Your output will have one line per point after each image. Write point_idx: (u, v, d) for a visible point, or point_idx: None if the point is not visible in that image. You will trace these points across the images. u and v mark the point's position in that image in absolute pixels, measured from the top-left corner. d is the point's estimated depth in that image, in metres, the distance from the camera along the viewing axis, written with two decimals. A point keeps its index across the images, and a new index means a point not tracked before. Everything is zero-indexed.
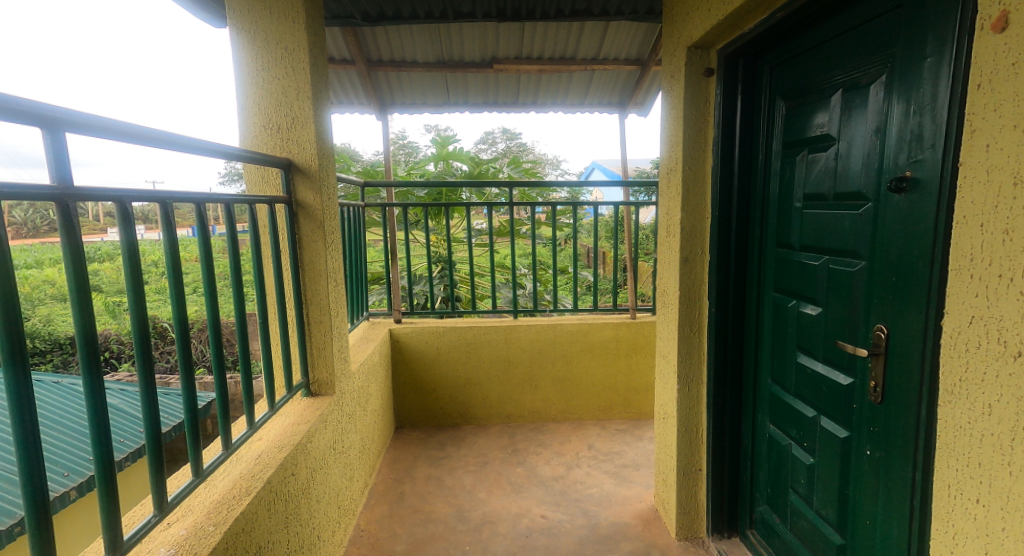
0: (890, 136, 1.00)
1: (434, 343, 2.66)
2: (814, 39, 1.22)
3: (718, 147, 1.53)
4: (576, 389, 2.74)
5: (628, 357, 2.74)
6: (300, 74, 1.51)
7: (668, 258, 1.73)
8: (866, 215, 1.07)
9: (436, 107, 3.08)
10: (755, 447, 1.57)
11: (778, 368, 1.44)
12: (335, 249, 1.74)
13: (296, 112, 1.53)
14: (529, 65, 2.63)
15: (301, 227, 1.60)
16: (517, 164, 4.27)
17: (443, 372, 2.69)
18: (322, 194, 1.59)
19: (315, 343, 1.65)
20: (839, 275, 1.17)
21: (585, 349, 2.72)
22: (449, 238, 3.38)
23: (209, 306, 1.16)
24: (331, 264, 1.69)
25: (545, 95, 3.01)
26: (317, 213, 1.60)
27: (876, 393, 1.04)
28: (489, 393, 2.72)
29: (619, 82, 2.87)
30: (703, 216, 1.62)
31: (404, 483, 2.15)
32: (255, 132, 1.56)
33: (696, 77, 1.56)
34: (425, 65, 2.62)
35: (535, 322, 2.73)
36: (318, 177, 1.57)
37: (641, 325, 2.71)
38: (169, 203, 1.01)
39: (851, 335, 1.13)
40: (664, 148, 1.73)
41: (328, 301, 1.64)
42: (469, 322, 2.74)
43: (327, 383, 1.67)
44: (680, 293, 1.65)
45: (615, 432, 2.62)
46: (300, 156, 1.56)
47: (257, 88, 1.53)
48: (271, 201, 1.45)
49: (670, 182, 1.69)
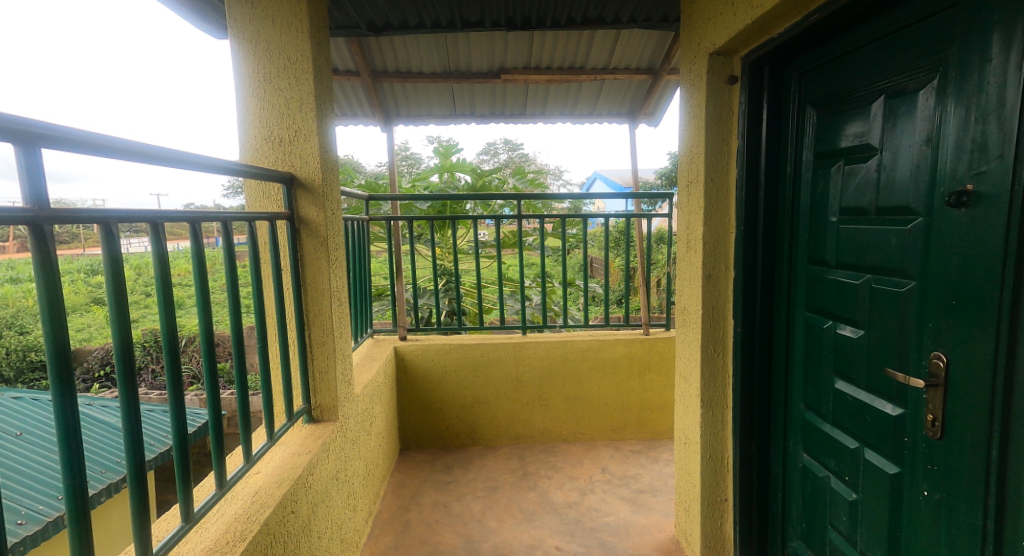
0: (945, 145, 0.92)
1: (441, 361, 2.57)
2: (850, 43, 1.14)
3: (743, 158, 1.45)
4: (587, 408, 2.64)
5: (641, 375, 2.64)
6: (303, 85, 1.44)
7: (688, 275, 1.64)
8: (917, 231, 0.99)
9: (442, 118, 3.01)
10: (786, 477, 1.46)
11: (811, 393, 1.34)
12: (339, 266, 1.66)
13: (299, 125, 1.46)
14: (538, 75, 2.56)
15: (303, 245, 1.53)
16: (522, 174, 4.21)
17: (450, 390, 2.60)
18: (326, 209, 1.53)
19: (318, 366, 1.57)
20: (883, 296, 1.08)
21: (597, 367, 2.62)
22: (454, 251, 3.30)
23: (202, 332, 1.07)
24: (334, 282, 1.61)
25: (553, 106, 2.95)
26: (321, 230, 1.52)
27: (935, 428, 0.94)
28: (497, 412, 2.63)
29: (629, 93, 2.81)
30: (727, 231, 1.54)
31: (410, 511, 2.04)
32: (255, 146, 1.49)
33: (719, 85, 1.48)
34: (432, 76, 2.56)
35: (545, 338, 2.64)
36: (321, 192, 1.51)
37: (654, 341, 2.62)
38: (160, 221, 0.93)
39: (900, 361, 1.03)
40: (684, 160, 1.66)
41: (331, 322, 1.56)
42: (477, 339, 2.65)
43: (330, 409, 1.58)
44: (703, 312, 1.56)
45: (629, 454, 2.51)
46: (304, 170, 1.49)
47: (257, 98, 1.46)
48: (271, 216, 1.36)
49: (691, 195, 1.61)
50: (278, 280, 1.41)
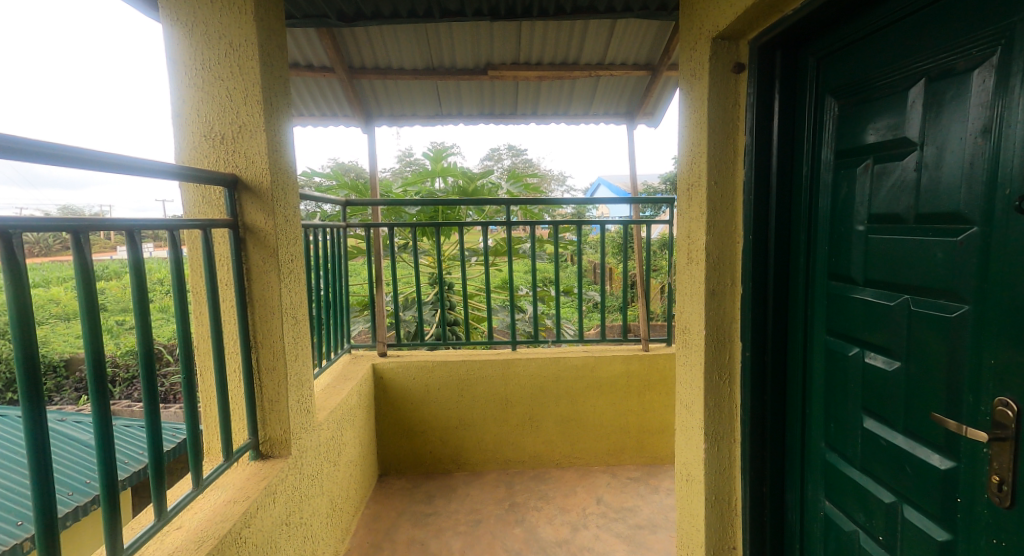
0: (1011, 137, 0.73)
1: (423, 379, 2.38)
2: (879, 18, 0.96)
3: (751, 157, 1.26)
4: (582, 431, 2.44)
5: (640, 395, 2.44)
6: (248, 75, 1.27)
7: (689, 290, 1.45)
8: (971, 244, 0.79)
9: (427, 119, 2.84)
10: (804, 526, 1.26)
11: (833, 432, 1.14)
12: (295, 280, 1.48)
13: (245, 121, 1.29)
14: (527, 71, 2.39)
15: (249, 257, 1.35)
16: (517, 178, 4.03)
17: (433, 411, 2.41)
18: (276, 217, 1.35)
19: (268, 393, 1.38)
20: (925, 323, 0.88)
21: (592, 386, 2.42)
22: (440, 260, 3.11)
23: (90, 367, 0.88)
24: (287, 298, 1.42)
25: (545, 105, 2.78)
26: (270, 239, 1.35)
27: (1002, 495, 0.75)
28: (484, 435, 2.43)
29: (627, 91, 2.63)
30: (733, 240, 1.34)
31: (382, 550, 1.85)
32: (194, 144, 1.32)
33: (724, 73, 1.29)
34: (413, 73, 2.40)
35: (535, 354, 2.46)
36: (270, 197, 1.33)
37: (655, 357, 2.42)
38: (15, 234, 0.76)
39: (950, 405, 0.84)
40: (684, 160, 1.47)
41: (283, 344, 1.38)
42: (463, 355, 2.46)
43: (282, 443, 1.40)
44: (706, 332, 1.37)
45: (626, 482, 2.30)
46: (250, 172, 1.31)
47: (197, 91, 1.29)
48: (203, 224, 1.18)
49: (691, 198, 1.42)
50: (215, 298, 1.23)
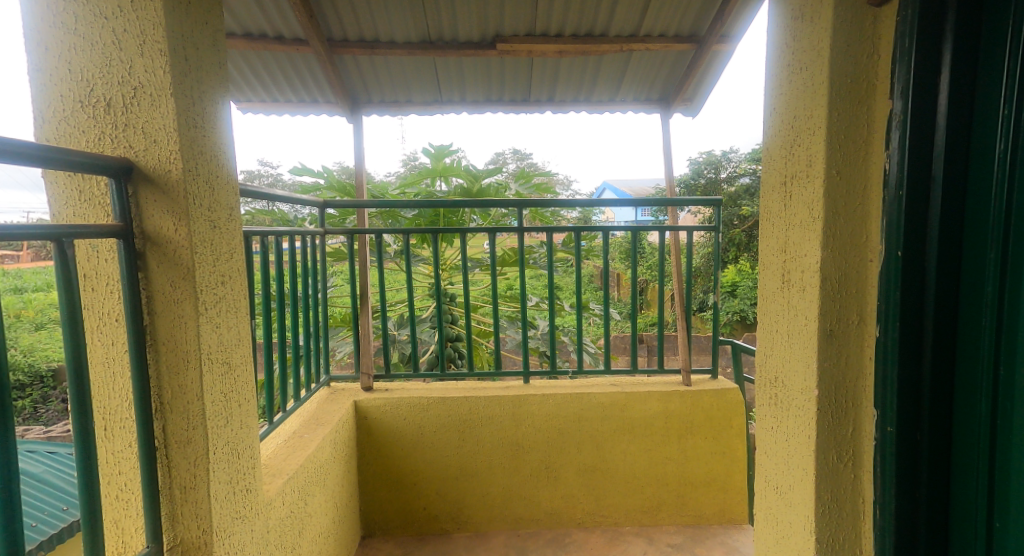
0: None
1: (417, 419, 1.98)
2: None
3: (901, 131, 0.82)
4: (610, 484, 2.01)
5: (680, 440, 2.00)
6: (145, 11, 0.86)
7: (789, 328, 1.00)
8: None
9: (424, 106, 2.43)
10: None
11: None
12: (228, 309, 1.05)
13: (141, 78, 0.88)
14: (545, 45, 1.97)
15: (150, 280, 0.92)
16: (527, 179, 3.60)
17: (429, 458, 1.99)
18: (189, 221, 0.93)
19: (177, 477, 0.95)
20: None
21: (622, 428, 2.00)
22: (437, 269, 2.59)
23: None
24: (212, 336, 0.99)
25: (564, 90, 2.36)
26: (182, 254, 0.93)
27: None
28: (490, 487, 2.00)
29: (662, 71, 2.20)
30: (864, 257, 0.90)
31: None
32: (58, 108, 0.88)
33: (855, 8, 0.86)
34: (406, 47, 1.98)
35: (553, 390, 2.05)
36: (180, 193, 0.91)
37: (699, 395, 2.00)
38: None
39: None
40: (775, 144, 1.03)
41: (202, 406, 0.95)
42: (465, 391, 2.04)
43: (198, 549, 0.96)
44: (821, 393, 0.92)
45: (666, 552, 1.86)
46: (151, 155, 0.89)
47: (63, 29, 0.86)
48: (58, 232, 0.75)
49: (792, 197, 0.98)
50: (82, 345, 0.80)
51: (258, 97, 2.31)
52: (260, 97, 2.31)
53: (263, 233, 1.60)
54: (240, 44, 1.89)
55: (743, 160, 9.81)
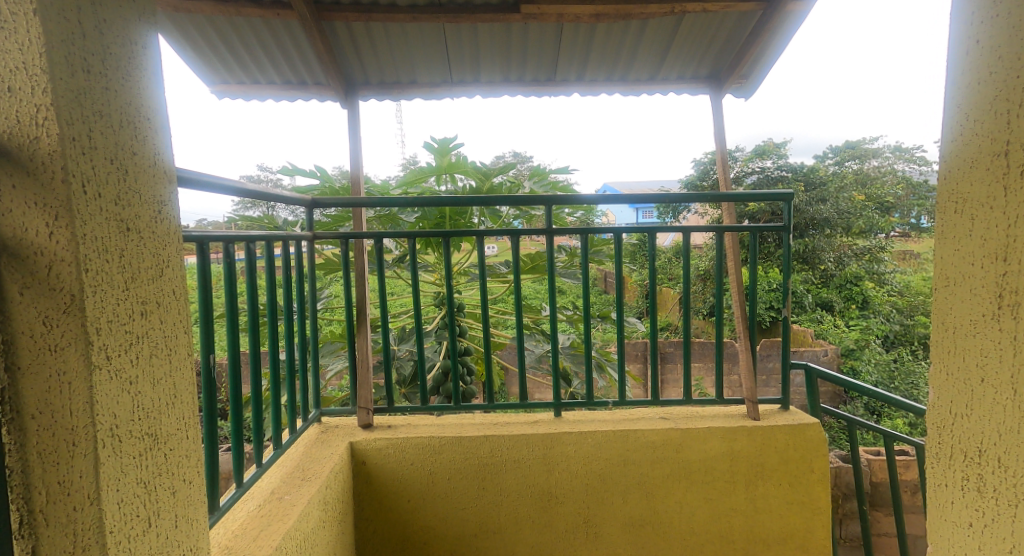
0: None
1: (428, 465, 1.63)
2: None
3: None
4: (662, 541, 1.65)
5: (746, 487, 1.66)
6: None
7: (1013, 380, 0.65)
8: None
9: (432, 89, 2.10)
10: None
11: None
12: (151, 354, 0.70)
13: None
14: (578, 6, 1.62)
15: (9, 315, 0.57)
16: (541, 175, 3.24)
17: (442, 512, 1.63)
18: (73, 220, 0.58)
19: None
20: None
21: (676, 474, 1.65)
22: (447, 275, 2.18)
23: None
24: (123, 399, 0.64)
25: (596, 66, 2.04)
26: (63, 273, 0.58)
27: None
28: (516, 545, 1.64)
29: (714, 42, 1.87)
30: None
31: None
32: None
33: None
34: (410, 11, 1.64)
35: (590, 426, 1.69)
36: (54, 174, 0.57)
37: (769, 432, 1.66)
38: None
39: None
40: (980, 93, 0.68)
41: (99, 513, 0.60)
42: (484, 429, 1.68)
43: None
44: None
45: None
46: (3, 111, 0.55)
47: None
48: None
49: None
50: None
51: (235, 78, 1.97)
52: (238, 78, 1.97)
53: (232, 237, 1.21)
54: (209, 8, 1.55)
55: (749, 159, 9.59)
